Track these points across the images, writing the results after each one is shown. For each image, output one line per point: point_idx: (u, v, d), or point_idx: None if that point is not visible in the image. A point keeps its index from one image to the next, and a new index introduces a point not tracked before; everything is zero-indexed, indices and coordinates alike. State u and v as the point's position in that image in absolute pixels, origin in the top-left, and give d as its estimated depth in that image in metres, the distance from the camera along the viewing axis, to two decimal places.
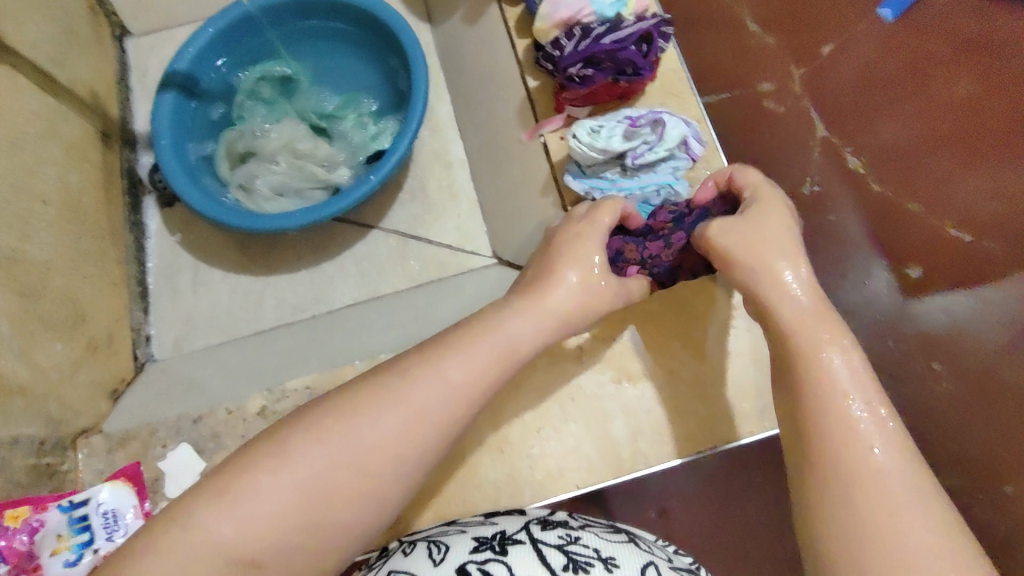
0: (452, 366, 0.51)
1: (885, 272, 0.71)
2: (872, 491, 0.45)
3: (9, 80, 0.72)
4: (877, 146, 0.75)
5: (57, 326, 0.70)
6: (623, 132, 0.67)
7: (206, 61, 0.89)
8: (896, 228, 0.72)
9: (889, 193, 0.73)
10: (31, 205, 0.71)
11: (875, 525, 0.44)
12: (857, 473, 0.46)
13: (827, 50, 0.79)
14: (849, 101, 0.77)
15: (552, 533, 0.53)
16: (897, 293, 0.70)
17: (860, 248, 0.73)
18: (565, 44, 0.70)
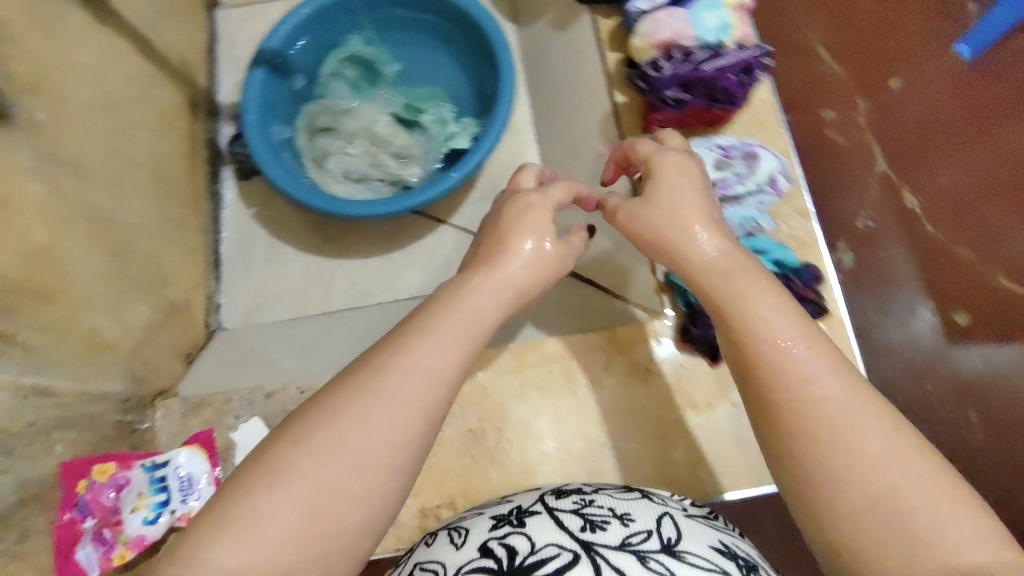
0: (421, 355, 0.45)
1: (931, 316, 0.69)
2: (871, 469, 0.39)
3: (117, 45, 0.74)
4: (933, 189, 0.71)
5: (143, 288, 0.72)
6: (713, 161, 0.68)
7: (296, 36, 0.89)
8: (940, 272, 0.69)
9: (939, 236, 0.70)
10: (129, 170, 0.73)
11: (873, 493, 0.38)
12: (854, 455, 0.40)
13: (894, 87, 0.76)
14: (910, 141, 0.74)
15: (566, 499, 0.47)
16: (939, 336, 0.68)
17: (906, 287, 0.71)
18: (664, 66, 0.70)
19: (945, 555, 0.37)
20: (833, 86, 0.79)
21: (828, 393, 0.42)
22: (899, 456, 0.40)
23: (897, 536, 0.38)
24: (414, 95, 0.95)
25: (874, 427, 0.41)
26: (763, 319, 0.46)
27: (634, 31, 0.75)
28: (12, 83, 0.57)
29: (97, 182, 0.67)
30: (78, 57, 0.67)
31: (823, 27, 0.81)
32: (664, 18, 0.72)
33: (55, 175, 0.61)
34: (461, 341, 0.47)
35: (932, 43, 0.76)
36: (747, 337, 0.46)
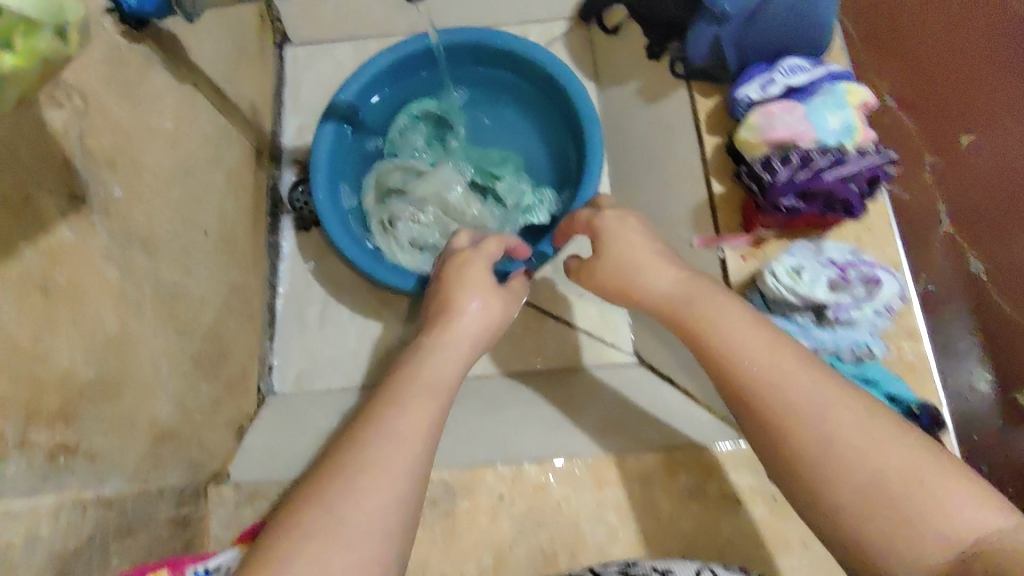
0: (391, 420, 0.46)
1: (989, 388, 0.64)
2: (862, 466, 0.42)
3: (191, 102, 0.71)
4: (1004, 259, 0.64)
5: (201, 363, 0.69)
6: (829, 280, 0.63)
7: (370, 90, 0.86)
8: (1009, 343, 0.63)
9: (1006, 308, 0.63)
10: (195, 237, 0.69)
11: (880, 496, 0.41)
12: (845, 459, 0.43)
13: (966, 141, 0.68)
14: (982, 200, 0.66)
15: (611, 567, 0.55)
16: (998, 414, 0.63)
17: (970, 355, 0.65)
18: (779, 169, 0.64)
19: (955, 529, 0.39)
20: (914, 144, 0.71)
21: (803, 401, 0.45)
22: (883, 444, 0.42)
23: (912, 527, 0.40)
24: (487, 157, 0.91)
25: (852, 422, 0.44)
26: (731, 343, 0.49)
27: (742, 121, 0.70)
28: (94, 163, 0.53)
29: (166, 254, 0.64)
30: (155, 123, 0.64)
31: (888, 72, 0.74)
32: (780, 113, 0.67)
33: (128, 256, 0.57)
34: (435, 402, 0.49)
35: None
36: (725, 364, 0.48)
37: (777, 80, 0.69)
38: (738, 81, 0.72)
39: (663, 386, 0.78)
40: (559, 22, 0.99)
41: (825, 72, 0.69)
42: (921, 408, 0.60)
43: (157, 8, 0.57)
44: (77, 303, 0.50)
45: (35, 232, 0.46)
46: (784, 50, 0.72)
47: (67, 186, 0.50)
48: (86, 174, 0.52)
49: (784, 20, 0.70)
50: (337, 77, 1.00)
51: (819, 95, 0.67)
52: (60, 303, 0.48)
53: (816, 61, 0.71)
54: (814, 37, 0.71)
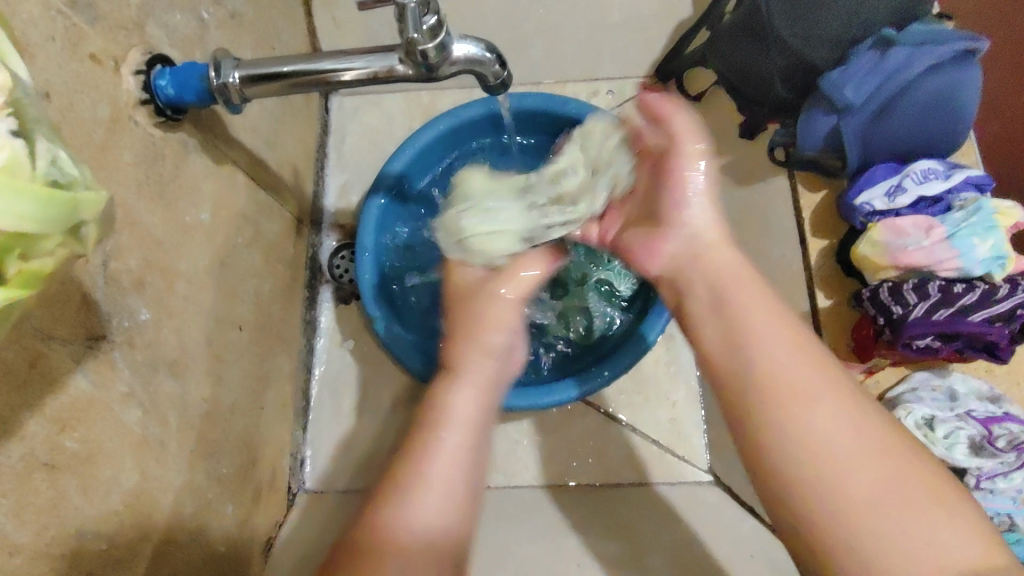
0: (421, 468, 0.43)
1: None
2: (796, 425, 0.38)
3: (230, 181, 0.62)
4: None
5: (231, 483, 0.60)
6: (969, 439, 0.53)
7: (429, 155, 0.77)
8: None
9: None
10: (228, 337, 0.60)
11: (814, 465, 0.37)
12: (832, 502, 0.36)
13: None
14: None
15: None
16: None
17: None
18: (913, 304, 0.54)
19: (858, 517, 0.35)
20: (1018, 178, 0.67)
21: (807, 436, 0.37)
22: (875, 479, 0.36)
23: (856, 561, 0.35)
24: None
25: (837, 434, 0.37)
26: (764, 339, 0.41)
27: (863, 232, 0.60)
28: (118, 290, 0.45)
29: (195, 369, 0.55)
30: (192, 217, 0.55)
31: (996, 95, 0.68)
32: (911, 231, 0.57)
33: (154, 387, 0.49)
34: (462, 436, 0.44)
35: None
36: (727, 342, 0.43)
37: (907, 188, 0.59)
38: (856, 182, 0.63)
39: (748, 520, 0.66)
40: (633, 80, 0.89)
41: (962, 179, 0.59)
42: None
43: (199, 97, 0.49)
44: (88, 467, 0.42)
45: (43, 396, 0.38)
46: (909, 150, 0.64)
47: (85, 328, 0.42)
48: (108, 306, 0.44)
49: (913, 119, 0.62)
50: (386, 132, 0.91)
51: (958, 210, 0.57)
52: (67, 473, 0.40)
53: (949, 163, 0.62)
54: (942, 139, 0.63)
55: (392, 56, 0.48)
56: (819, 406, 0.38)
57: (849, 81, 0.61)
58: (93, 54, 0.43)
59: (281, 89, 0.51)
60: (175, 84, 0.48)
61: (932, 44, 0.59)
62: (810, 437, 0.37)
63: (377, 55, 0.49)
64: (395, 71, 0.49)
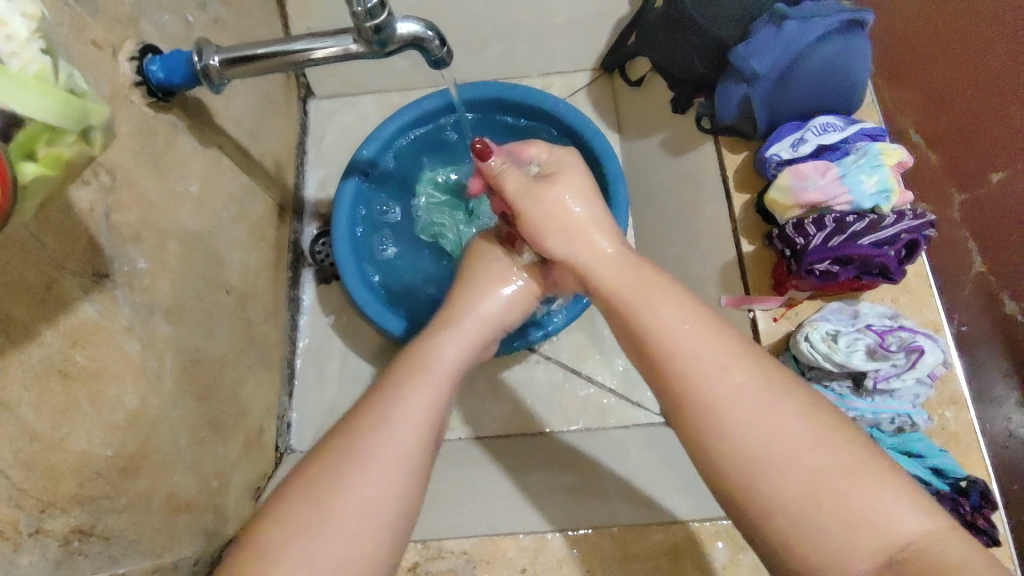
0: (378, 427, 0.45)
1: None
2: (697, 380, 0.44)
3: (216, 163, 0.71)
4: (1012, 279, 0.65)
5: (222, 427, 0.68)
6: (865, 347, 0.60)
7: (397, 141, 0.86)
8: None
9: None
10: (217, 297, 0.68)
11: (710, 398, 0.43)
12: (689, 369, 0.44)
13: (979, 183, 0.68)
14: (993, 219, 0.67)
15: None
16: None
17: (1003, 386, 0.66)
18: (813, 234, 0.62)
19: (753, 438, 0.41)
20: (925, 175, 0.74)
21: (716, 393, 0.43)
22: (714, 369, 0.44)
23: (722, 430, 0.42)
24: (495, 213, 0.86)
25: (688, 331, 0.46)
26: (672, 339, 0.46)
27: (774, 180, 0.68)
28: (119, 239, 0.53)
29: (188, 319, 0.63)
30: (182, 187, 0.64)
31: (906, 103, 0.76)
32: (813, 175, 0.65)
33: (151, 328, 0.57)
34: (430, 391, 0.49)
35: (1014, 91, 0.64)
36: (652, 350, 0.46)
37: (808, 140, 0.68)
38: (768, 139, 0.71)
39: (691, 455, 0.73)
40: (581, 74, 1.00)
41: (857, 131, 0.68)
42: (969, 484, 0.58)
43: (185, 79, 0.58)
44: (95, 384, 0.49)
45: (56, 313, 0.46)
46: (814, 106, 0.72)
47: (91, 265, 0.50)
48: (111, 251, 0.52)
49: (814, 79, 0.70)
50: (359, 130, 1.00)
51: (852, 155, 0.66)
52: (79, 384, 0.48)
53: (848, 119, 0.70)
54: (843, 95, 0.71)
55: (347, 37, 0.57)
56: (701, 355, 0.44)
57: (754, 53, 0.70)
58: (94, 41, 0.52)
59: (255, 70, 0.60)
60: (164, 69, 0.57)
61: (821, 17, 0.68)
62: (720, 387, 0.43)
63: (335, 35, 0.57)
64: (349, 50, 0.57)
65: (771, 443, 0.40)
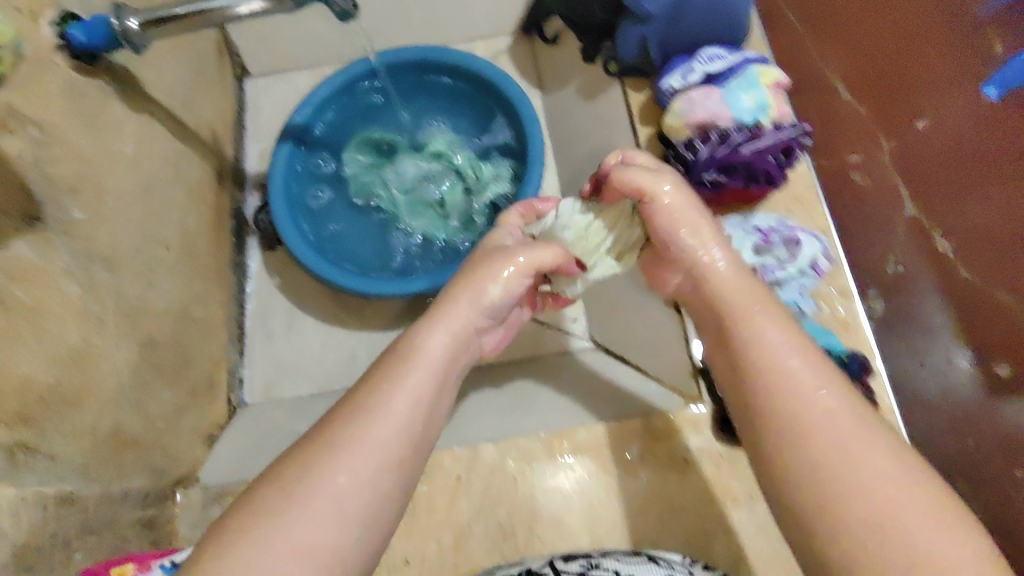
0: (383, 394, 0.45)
1: (968, 363, 0.60)
2: (788, 398, 0.43)
3: (148, 128, 0.75)
4: (963, 229, 0.62)
5: (165, 373, 0.72)
6: (752, 245, 0.67)
7: (328, 107, 0.90)
8: (982, 322, 0.59)
9: (971, 278, 0.60)
10: (156, 253, 0.73)
11: (801, 418, 0.42)
12: (781, 389, 0.44)
13: (920, 124, 0.68)
14: (934, 170, 0.66)
15: (575, 563, 0.55)
16: (979, 388, 0.59)
17: (940, 336, 0.63)
18: (700, 149, 0.69)
19: (830, 462, 0.40)
20: (855, 127, 0.74)
21: (810, 417, 0.42)
22: (808, 391, 0.43)
23: (805, 453, 0.41)
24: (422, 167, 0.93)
25: (788, 351, 0.46)
26: (764, 352, 0.46)
27: (668, 108, 0.74)
28: (52, 188, 0.58)
29: (128, 270, 0.68)
30: (115, 147, 0.68)
31: (839, 62, 0.77)
32: (699, 97, 0.71)
33: (92, 274, 0.62)
34: (423, 384, 0.46)
35: (954, 35, 0.66)
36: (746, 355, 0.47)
37: (696, 68, 0.74)
38: (663, 73, 0.77)
39: (651, 384, 0.74)
40: (502, 37, 1.06)
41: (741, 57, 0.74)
42: (851, 357, 0.65)
43: (107, 41, 0.63)
44: (34, 319, 0.54)
45: None
46: (704, 39, 0.78)
47: (24, 210, 0.54)
48: (44, 199, 0.57)
49: (703, 13, 0.76)
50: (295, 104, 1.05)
51: (735, 78, 0.72)
52: (17, 318, 0.52)
53: (734, 48, 0.76)
54: (731, 25, 0.77)
55: None
56: (798, 376, 0.44)
57: None
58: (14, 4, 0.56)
59: (173, 31, 0.65)
60: (86, 33, 0.61)
61: None
62: (821, 411, 0.42)
63: None
64: (257, 8, 0.63)
65: (848, 458, 0.40)
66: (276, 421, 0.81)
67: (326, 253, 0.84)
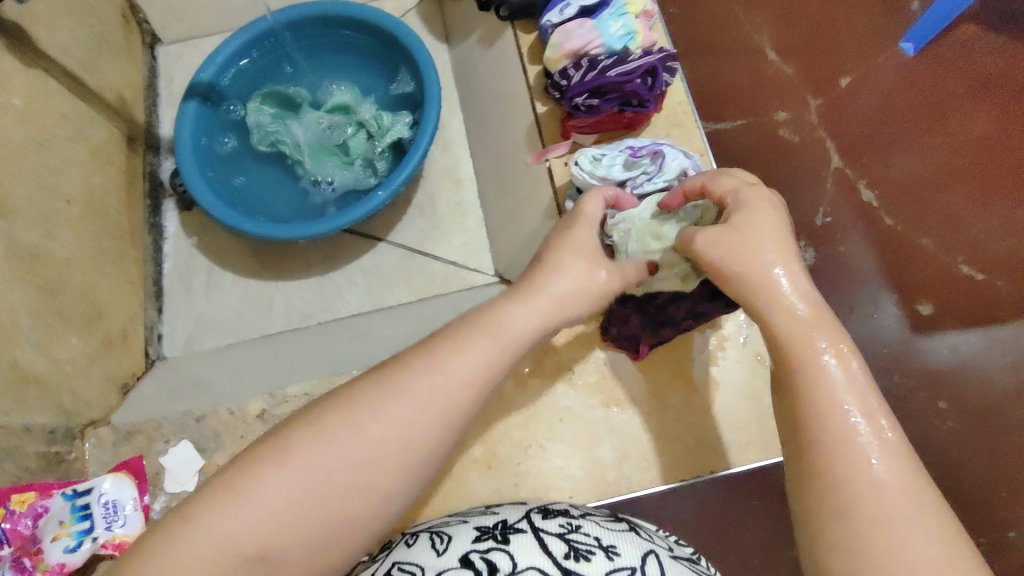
0: (442, 371, 0.47)
1: (896, 307, 0.69)
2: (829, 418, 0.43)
3: (42, 84, 0.76)
4: (888, 182, 0.72)
5: (74, 320, 0.73)
6: (623, 161, 0.70)
7: (233, 65, 0.92)
8: (902, 261, 0.70)
9: (893, 224, 0.71)
10: (56, 205, 0.74)
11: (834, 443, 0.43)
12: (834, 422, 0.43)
13: (844, 84, 0.78)
14: (863, 132, 0.75)
15: (553, 522, 0.49)
16: (905, 327, 0.68)
17: (868, 282, 0.71)
18: (573, 75, 0.73)
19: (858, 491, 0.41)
20: (783, 85, 0.81)
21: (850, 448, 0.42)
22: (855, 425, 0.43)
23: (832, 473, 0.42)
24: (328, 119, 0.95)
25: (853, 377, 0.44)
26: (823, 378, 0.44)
27: (548, 42, 0.78)
28: None
29: (22, 218, 0.69)
30: (3, 100, 0.69)
31: (771, 26, 0.83)
32: (573, 28, 0.74)
33: None
34: (487, 352, 0.48)
35: (882, 34, 0.78)
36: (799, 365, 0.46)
37: (572, 2, 0.77)
38: (545, 10, 0.81)
39: None
40: None
41: None
42: None
43: None
44: None
45: None
46: None
47: None
48: None
49: None
50: None
51: (607, 9, 0.76)
52: None
53: None
54: None
55: None
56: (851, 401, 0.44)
57: None
58: None
59: None
60: None
61: None
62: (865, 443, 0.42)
63: None
64: None
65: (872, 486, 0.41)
66: (193, 369, 0.83)
67: (236, 205, 0.87)
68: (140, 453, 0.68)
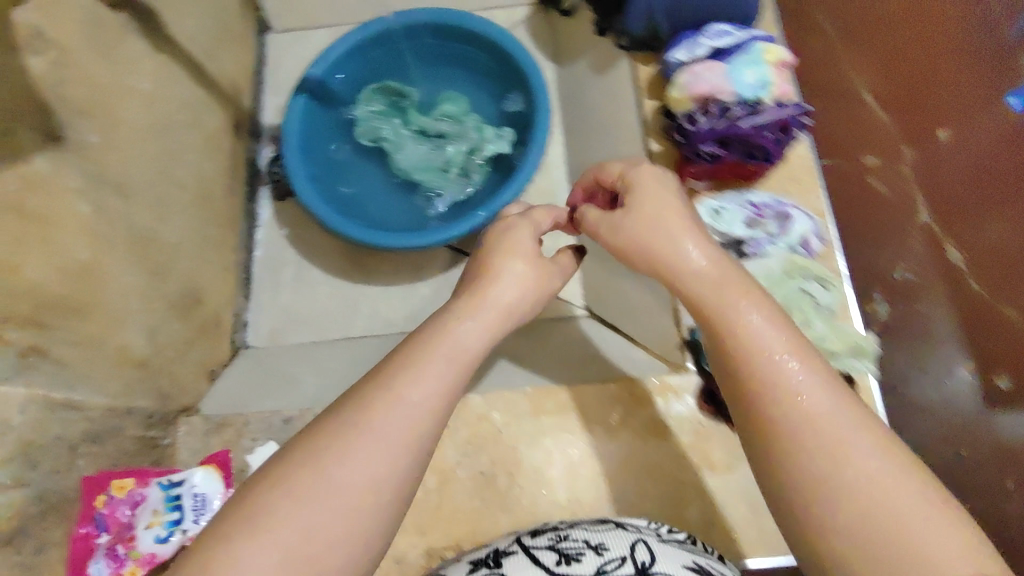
0: (402, 387, 0.40)
1: (970, 376, 0.63)
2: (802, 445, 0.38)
3: (169, 69, 0.77)
4: (978, 247, 0.63)
5: (176, 307, 0.74)
6: (744, 218, 0.68)
7: (344, 64, 0.92)
8: (985, 333, 0.62)
9: (983, 295, 0.62)
10: (172, 190, 0.75)
11: (813, 470, 0.38)
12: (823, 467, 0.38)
13: (943, 137, 0.67)
14: (958, 196, 0.65)
15: (542, 538, 0.49)
16: (979, 400, 0.62)
17: (945, 345, 0.65)
18: (700, 120, 0.70)
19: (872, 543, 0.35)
20: (873, 134, 0.73)
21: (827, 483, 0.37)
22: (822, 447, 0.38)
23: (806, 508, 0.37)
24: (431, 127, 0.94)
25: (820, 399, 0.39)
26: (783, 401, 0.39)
27: (673, 81, 0.75)
28: (71, 110, 0.60)
29: (141, 201, 0.70)
30: (133, 82, 0.70)
31: (863, 65, 0.74)
32: (703, 71, 0.72)
33: (102, 197, 0.63)
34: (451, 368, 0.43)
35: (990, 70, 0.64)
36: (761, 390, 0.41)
37: (703, 43, 0.75)
38: (671, 46, 0.78)
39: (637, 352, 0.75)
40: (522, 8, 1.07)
41: (746, 35, 0.75)
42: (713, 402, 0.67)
43: None
44: (48, 226, 0.56)
45: (11, 155, 0.52)
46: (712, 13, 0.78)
47: (43, 124, 0.56)
48: (64, 118, 0.59)
49: None
50: None
51: (740, 54, 0.73)
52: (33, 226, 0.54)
53: (740, 26, 0.77)
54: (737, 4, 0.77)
55: None
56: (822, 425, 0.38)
57: None
58: None
59: None
60: None
61: None
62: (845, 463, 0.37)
63: None
64: None
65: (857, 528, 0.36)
66: (278, 363, 0.84)
67: (335, 205, 0.88)
68: (226, 447, 0.69)
